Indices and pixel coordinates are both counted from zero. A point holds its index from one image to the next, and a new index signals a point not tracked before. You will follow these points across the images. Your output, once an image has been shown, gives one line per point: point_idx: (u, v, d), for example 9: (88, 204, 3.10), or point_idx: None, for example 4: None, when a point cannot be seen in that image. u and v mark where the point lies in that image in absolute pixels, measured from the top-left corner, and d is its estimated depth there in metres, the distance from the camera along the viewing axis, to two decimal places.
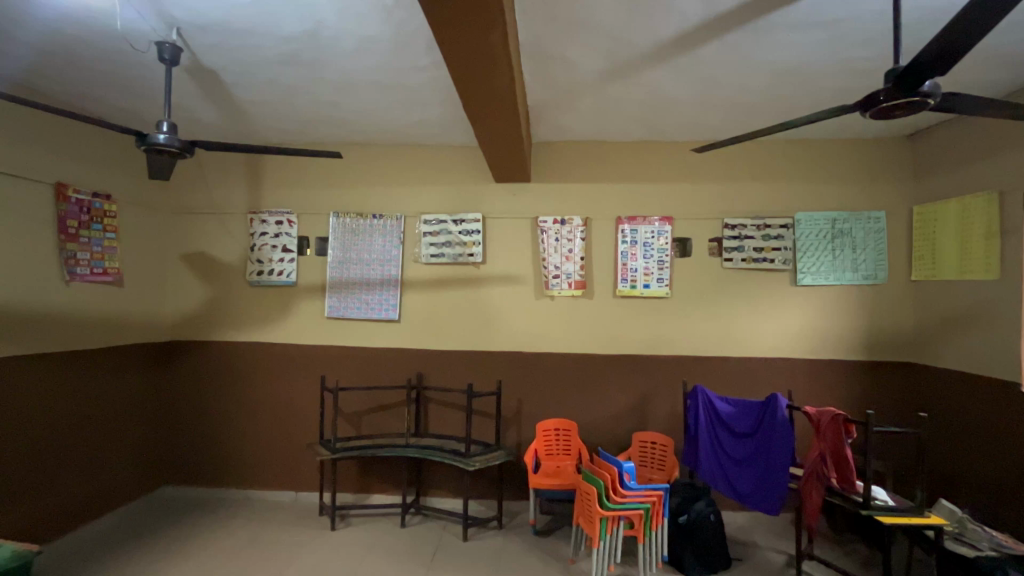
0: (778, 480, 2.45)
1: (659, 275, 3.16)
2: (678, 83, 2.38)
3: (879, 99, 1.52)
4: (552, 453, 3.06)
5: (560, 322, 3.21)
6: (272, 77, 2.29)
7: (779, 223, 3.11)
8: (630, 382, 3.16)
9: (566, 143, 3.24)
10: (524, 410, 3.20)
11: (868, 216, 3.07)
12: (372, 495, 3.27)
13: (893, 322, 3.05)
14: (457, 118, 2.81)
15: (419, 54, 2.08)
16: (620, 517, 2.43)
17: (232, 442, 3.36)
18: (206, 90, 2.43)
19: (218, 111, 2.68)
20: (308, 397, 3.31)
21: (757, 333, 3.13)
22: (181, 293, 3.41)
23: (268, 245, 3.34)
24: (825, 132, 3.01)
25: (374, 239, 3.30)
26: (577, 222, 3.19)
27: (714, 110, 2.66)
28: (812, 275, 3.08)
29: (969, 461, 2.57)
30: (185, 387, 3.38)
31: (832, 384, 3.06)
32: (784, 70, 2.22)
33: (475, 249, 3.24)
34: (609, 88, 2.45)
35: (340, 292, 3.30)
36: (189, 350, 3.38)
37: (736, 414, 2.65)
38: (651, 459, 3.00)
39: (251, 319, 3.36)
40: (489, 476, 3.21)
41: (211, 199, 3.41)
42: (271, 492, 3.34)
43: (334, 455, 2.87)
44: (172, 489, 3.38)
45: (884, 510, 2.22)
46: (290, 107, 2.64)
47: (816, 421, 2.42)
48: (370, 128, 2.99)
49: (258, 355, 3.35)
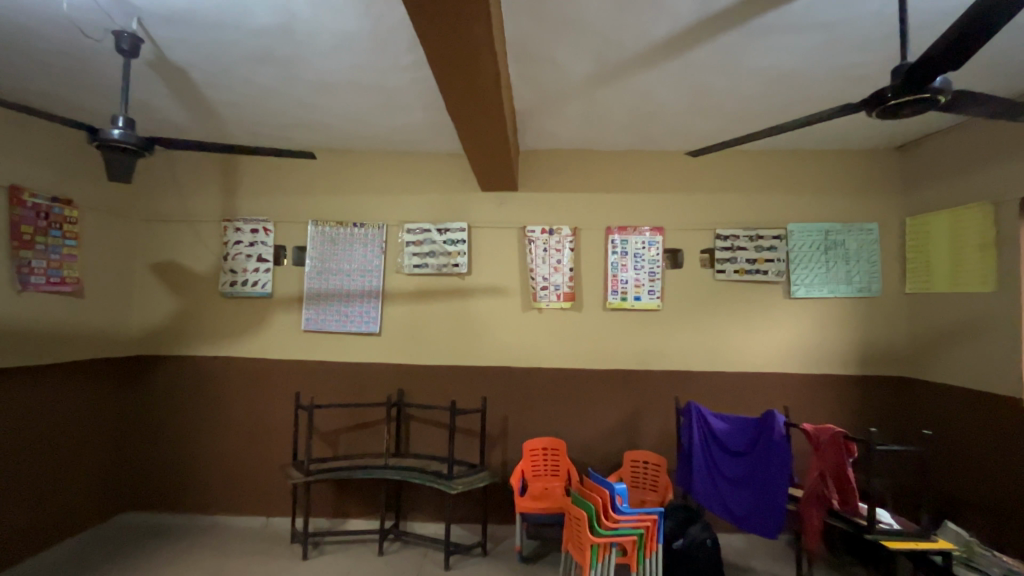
0: (774, 501, 2.34)
1: (650, 286, 3.06)
2: (668, 89, 2.31)
3: (886, 96, 1.43)
4: (539, 473, 2.91)
5: (548, 336, 3.09)
6: (243, 75, 2.16)
7: (772, 234, 3.04)
8: (620, 398, 3.04)
9: (555, 152, 3.16)
10: (510, 428, 3.05)
11: (860, 228, 3.02)
12: (348, 520, 3.07)
13: (888, 336, 2.98)
14: (442, 123, 2.71)
15: (401, 52, 1.97)
16: (612, 545, 2.28)
17: (199, 463, 3.15)
18: (172, 88, 2.30)
19: (187, 111, 2.55)
20: (281, 415, 3.13)
21: (750, 347, 3.03)
22: (147, 304, 3.22)
23: (242, 255, 3.18)
24: (816, 141, 2.96)
25: (354, 249, 3.16)
26: (566, 232, 3.09)
27: (705, 118, 2.60)
28: (805, 287, 3.00)
29: (969, 478, 2.48)
30: (150, 404, 3.17)
31: (828, 399, 2.97)
32: (776, 75, 2.16)
33: (460, 259, 3.11)
34: (599, 93, 2.38)
35: (317, 303, 3.14)
36: (156, 365, 3.19)
37: (732, 432, 2.55)
38: (643, 479, 2.87)
39: (222, 333, 3.18)
40: (473, 499, 3.04)
41: (182, 206, 3.25)
42: (240, 518, 3.12)
43: (308, 478, 2.68)
44: (132, 516, 3.14)
45: (887, 533, 2.12)
46: (265, 109, 2.52)
47: (815, 440, 2.31)
48: (351, 132, 2.87)
49: (230, 371, 3.16)
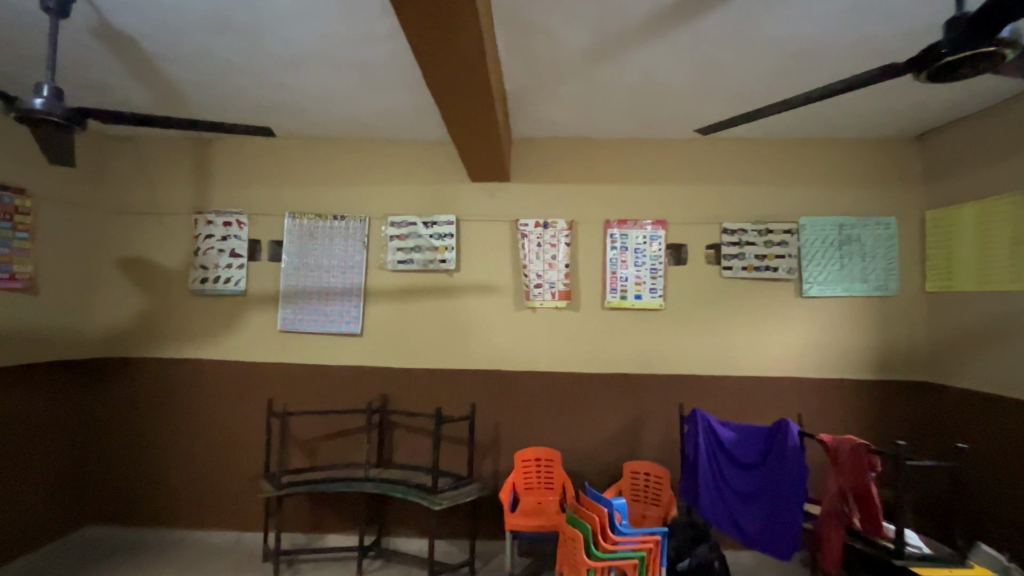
0: (790, 519, 2.13)
1: (652, 284, 2.84)
2: (673, 66, 2.10)
3: (939, 52, 1.23)
4: (532, 486, 2.70)
5: (542, 338, 2.87)
6: (200, 46, 1.95)
7: (782, 228, 2.83)
8: (619, 405, 2.82)
9: (551, 140, 2.94)
10: (502, 437, 2.83)
11: (877, 222, 2.82)
12: (326, 535, 2.85)
13: (906, 338, 2.78)
14: (426, 106, 2.49)
15: (374, 19, 1.75)
16: (610, 568, 2.07)
17: (167, 473, 2.92)
18: (124, 61, 2.08)
19: (145, 89, 2.33)
20: (255, 421, 2.91)
21: (759, 349, 2.82)
22: (112, 302, 2.99)
23: (214, 250, 2.96)
24: (832, 127, 2.75)
25: (334, 243, 2.94)
26: (562, 225, 2.88)
27: (712, 99, 2.39)
28: (818, 285, 2.80)
29: (1001, 495, 2.27)
30: (115, 409, 2.94)
31: (843, 406, 2.76)
32: (792, 48, 1.96)
33: (448, 254, 2.90)
34: (597, 71, 2.16)
35: (294, 302, 2.93)
36: (122, 366, 2.96)
37: (740, 442, 2.34)
38: (644, 493, 2.65)
39: (192, 334, 2.96)
40: (460, 515, 2.82)
41: (150, 196, 3.02)
42: (209, 533, 2.89)
43: (279, 492, 2.46)
44: (94, 530, 2.91)
45: (916, 559, 1.91)
46: (231, 89, 2.31)
47: (834, 452, 2.09)
48: (329, 117, 2.65)
49: (200, 374, 2.94)
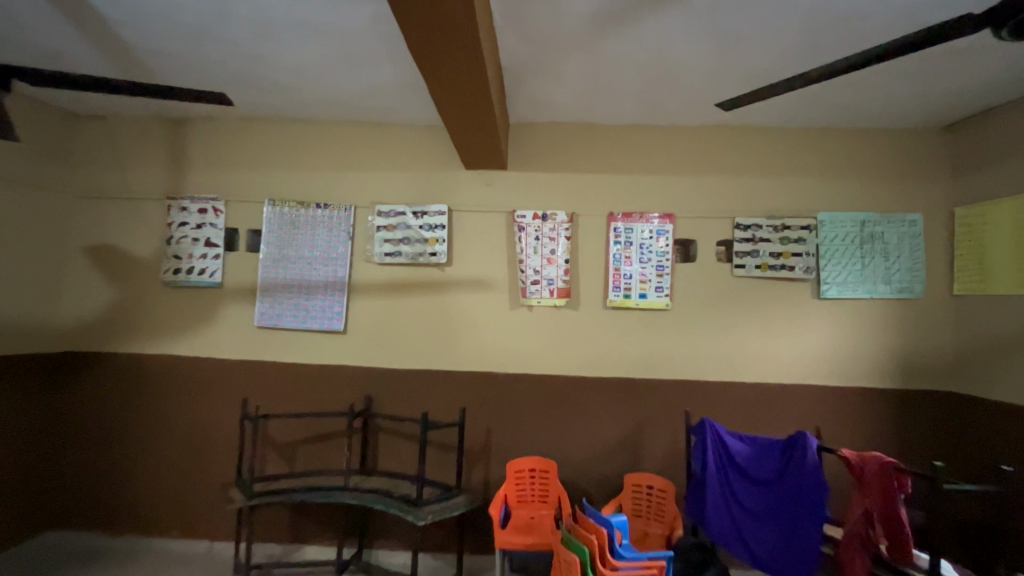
0: (808, 541, 1.93)
1: (657, 283, 2.64)
2: (687, 40, 1.89)
3: None
4: (524, 499, 2.49)
5: (539, 339, 2.67)
6: (157, 6, 1.74)
7: (800, 224, 2.63)
8: (620, 412, 2.62)
9: (552, 125, 2.73)
10: (494, 445, 2.63)
11: (902, 219, 2.61)
12: (303, 547, 2.65)
13: (931, 345, 2.57)
14: (415, 84, 2.28)
15: None
16: None
17: (135, 476, 2.72)
18: (77, 23, 1.88)
19: (106, 59, 2.13)
20: (229, 423, 2.71)
21: (772, 354, 2.62)
22: (79, 292, 2.79)
23: (188, 239, 2.76)
24: (855, 115, 2.54)
25: (316, 233, 2.74)
26: (561, 218, 2.68)
27: (727, 79, 2.18)
28: (837, 286, 2.59)
29: None
30: (81, 406, 2.74)
31: (861, 416, 2.56)
32: (821, 19, 1.74)
33: (439, 247, 2.69)
34: (602, 45, 1.95)
35: (273, 295, 2.72)
36: (88, 362, 2.75)
37: (753, 455, 2.13)
38: (647, 509, 2.45)
39: (165, 328, 2.76)
40: (447, 527, 2.62)
41: (122, 180, 2.82)
42: (178, 542, 2.69)
43: (249, 502, 2.26)
44: (56, 536, 2.71)
45: None
46: (198, 60, 2.10)
47: (858, 471, 1.89)
48: (311, 95, 2.45)
49: (172, 371, 2.73)
